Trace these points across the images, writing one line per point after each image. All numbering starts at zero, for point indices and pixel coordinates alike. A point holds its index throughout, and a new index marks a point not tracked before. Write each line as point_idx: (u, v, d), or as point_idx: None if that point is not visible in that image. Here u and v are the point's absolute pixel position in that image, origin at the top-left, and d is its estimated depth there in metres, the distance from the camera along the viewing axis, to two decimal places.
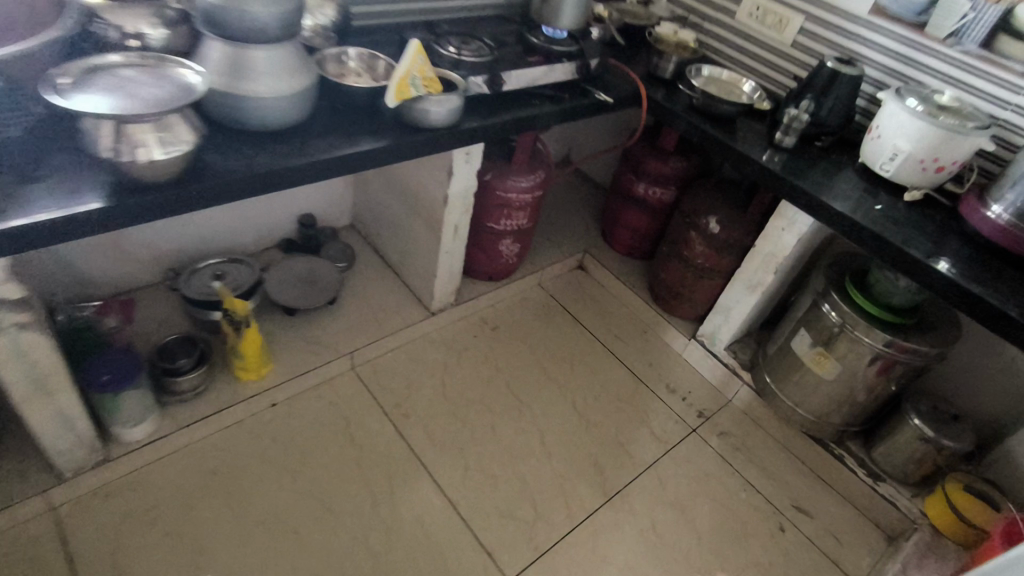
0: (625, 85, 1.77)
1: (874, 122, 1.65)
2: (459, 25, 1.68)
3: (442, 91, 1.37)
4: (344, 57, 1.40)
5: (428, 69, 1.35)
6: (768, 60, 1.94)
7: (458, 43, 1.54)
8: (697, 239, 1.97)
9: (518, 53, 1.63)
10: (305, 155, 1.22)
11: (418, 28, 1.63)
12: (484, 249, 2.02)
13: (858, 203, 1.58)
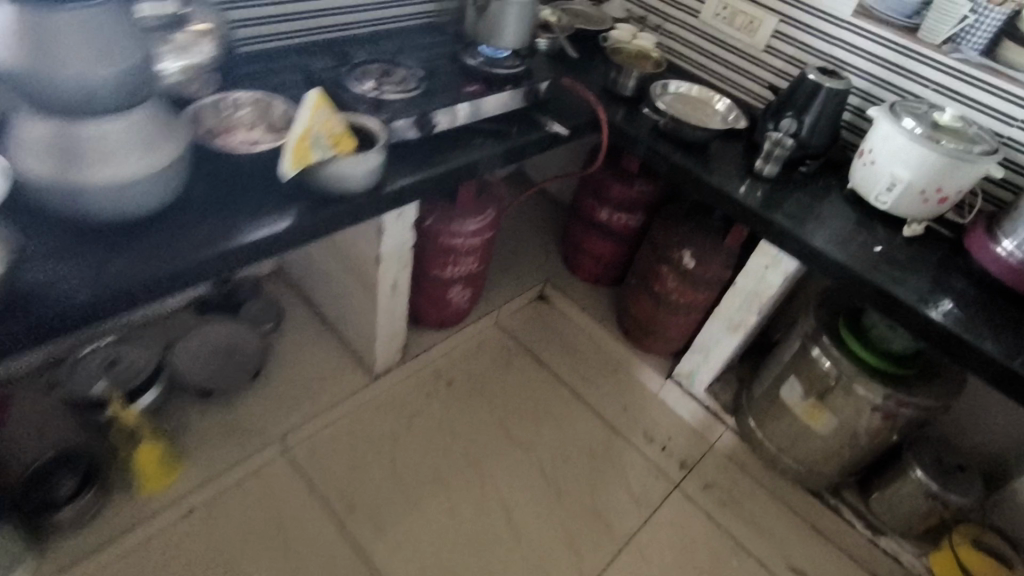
0: (581, 108, 1.51)
1: (865, 144, 1.45)
2: (377, 47, 1.40)
3: (356, 148, 1.09)
4: (229, 106, 1.11)
5: (336, 123, 1.06)
6: (739, 67, 1.71)
7: (376, 75, 1.26)
8: (670, 274, 1.75)
9: (451, 81, 1.35)
10: (167, 259, 0.92)
11: (325, 54, 1.34)
12: (430, 299, 1.76)
13: (854, 241, 1.38)
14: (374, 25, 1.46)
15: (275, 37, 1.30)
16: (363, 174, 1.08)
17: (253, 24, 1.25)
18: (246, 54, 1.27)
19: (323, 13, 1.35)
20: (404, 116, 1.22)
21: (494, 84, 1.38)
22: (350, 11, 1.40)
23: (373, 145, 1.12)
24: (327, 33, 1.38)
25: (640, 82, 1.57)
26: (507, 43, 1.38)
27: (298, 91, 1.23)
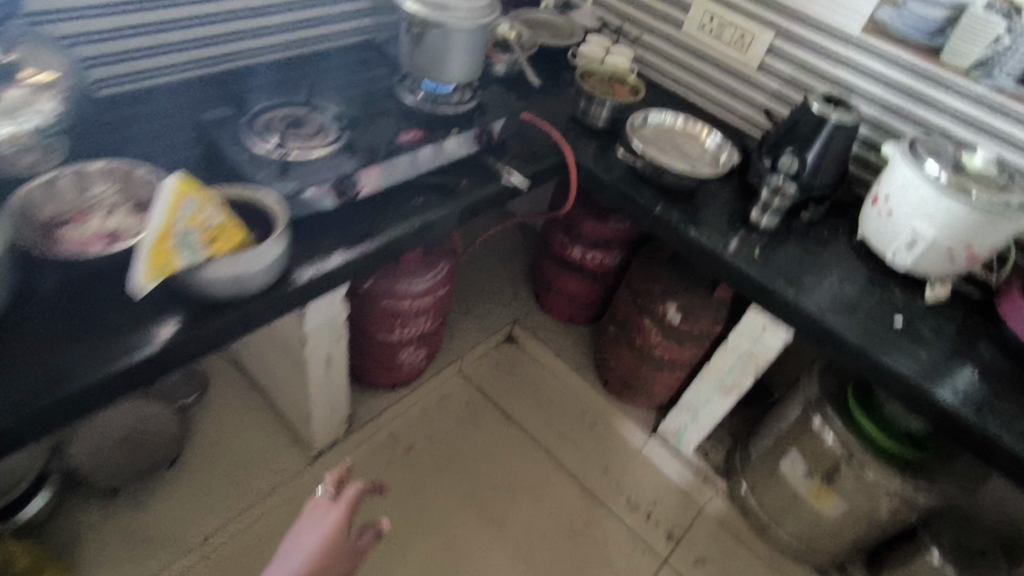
0: (542, 146, 1.27)
1: (877, 187, 1.22)
2: (282, 82, 1.14)
3: (248, 237, 0.84)
4: (78, 184, 0.86)
5: (213, 216, 0.80)
6: (726, 89, 1.48)
7: (283, 127, 1.01)
8: (652, 328, 1.52)
9: (383, 127, 1.11)
10: None
11: (216, 95, 1.08)
12: (378, 362, 1.52)
13: (871, 306, 1.16)
14: (282, 52, 1.20)
15: (140, 75, 1.05)
16: (247, 276, 0.83)
17: (106, 62, 1.00)
18: (102, 98, 1.02)
19: (205, 41, 1.09)
20: (320, 179, 0.97)
21: (437, 127, 1.14)
22: (244, 37, 1.14)
23: (271, 228, 0.88)
24: (212, 64, 1.12)
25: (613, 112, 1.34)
26: (452, 78, 1.13)
27: (177, 149, 0.97)
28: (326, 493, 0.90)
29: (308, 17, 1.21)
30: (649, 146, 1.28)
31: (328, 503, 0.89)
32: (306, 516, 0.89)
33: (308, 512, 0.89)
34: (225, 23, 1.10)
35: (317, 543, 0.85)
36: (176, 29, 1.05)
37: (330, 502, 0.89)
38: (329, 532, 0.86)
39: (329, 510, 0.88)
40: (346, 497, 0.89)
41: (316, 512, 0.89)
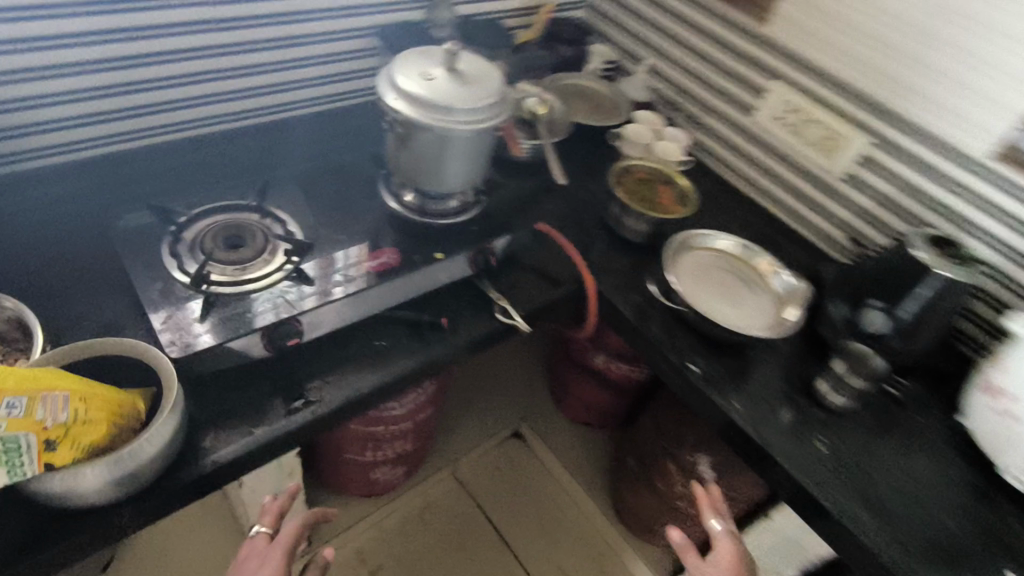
0: (556, 265, 1.01)
1: (993, 369, 0.89)
2: (213, 165, 0.98)
3: (118, 417, 0.63)
4: None
5: (56, 415, 0.58)
6: (800, 197, 1.20)
7: (212, 247, 0.79)
8: (679, 476, 1.26)
9: (352, 245, 0.88)
10: None
11: (136, 177, 0.93)
12: (347, 475, 1.30)
13: (974, 544, 0.84)
14: (251, 111, 1.07)
15: (40, 152, 0.89)
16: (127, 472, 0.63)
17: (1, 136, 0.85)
18: (10, 172, 0.88)
19: (158, 105, 0.95)
20: (242, 333, 0.74)
21: (418, 251, 0.91)
22: (207, 101, 1.00)
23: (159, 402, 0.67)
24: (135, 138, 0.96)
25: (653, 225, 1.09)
26: (450, 184, 0.90)
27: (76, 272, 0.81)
28: (265, 532, 0.88)
29: (258, 84, 1.05)
30: (692, 285, 1.00)
31: (267, 541, 0.87)
32: (243, 559, 0.85)
33: (242, 559, 0.85)
34: (154, 95, 0.94)
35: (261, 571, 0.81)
36: (88, 101, 0.89)
37: (269, 537, 0.87)
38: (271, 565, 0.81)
39: (267, 548, 0.84)
40: (283, 535, 0.85)
41: (253, 552, 0.85)
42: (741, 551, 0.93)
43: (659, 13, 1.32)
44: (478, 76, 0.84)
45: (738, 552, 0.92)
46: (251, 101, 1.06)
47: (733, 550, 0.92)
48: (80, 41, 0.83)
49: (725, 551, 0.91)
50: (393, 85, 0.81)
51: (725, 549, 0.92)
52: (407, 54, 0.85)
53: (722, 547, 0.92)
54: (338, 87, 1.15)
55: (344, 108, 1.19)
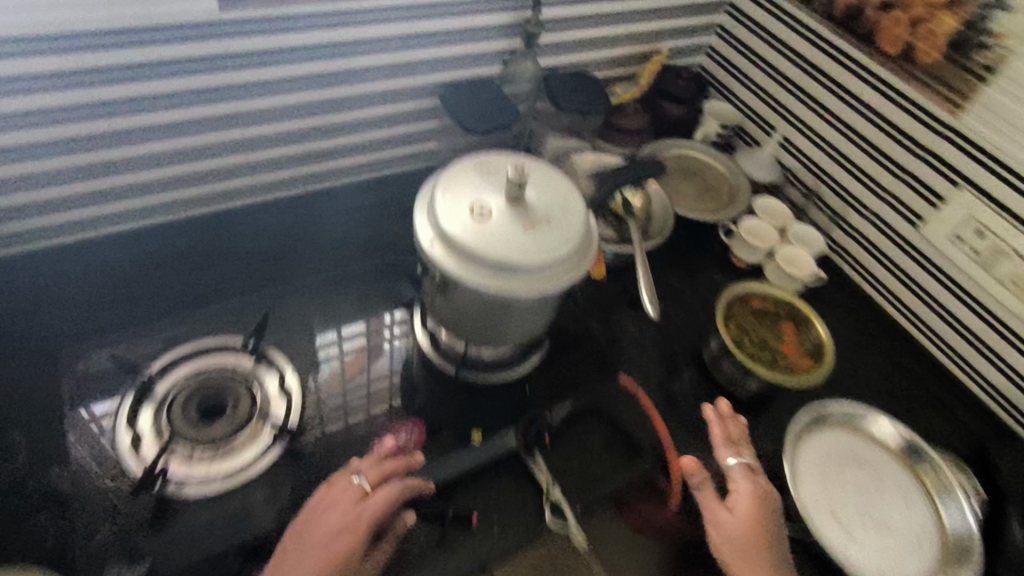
0: (633, 430, 0.76)
1: None
2: (215, 259, 0.80)
3: None
4: None
5: None
6: (977, 347, 0.90)
7: (176, 420, 0.60)
8: None
9: (363, 407, 0.67)
10: None
11: (140, 269, 0.76)
12: None
13: None
14: (290, 181, 0.89)
15: (27, 237, 0.73)
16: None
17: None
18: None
19: (179, 180, 0.79)
20: (198, 552, 0.55)
21: (451, 420, 0.69)
22: (237, 173, 0.83)
23: None
24: (127, 224, 0.79)
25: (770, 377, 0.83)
26: (505, 339, 0.67)
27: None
28: (360, 492, 0.57)
29: (283, 155, 0.85)
30: (829, 497, 0.72)
31: (356, 504, 0.56)
32: (325, 506, 0.56)
33: (321, 504, 0.56)
34: (160, 170, 0.77)
35: (320, 560, 0.52)
36: (76, 180, 0.72)
37: (362, 500, 0.56)
38: (349, 543, 0.53)
39: (350, 518, 0.54)
40: (382, 503, 0.56)
41: (329, 510, 0.55)
42: (771, 497, 0.67)
43: (804, 76, 1.02)
44: (550, 213, 0.60)
45: (765, 497, 0.66)
46: (290, 170, 0.88)
47: (761, 491, 0.66)
48: (84, 111, 0.68)
49: (747, 493, 0.66)
50: (432, 221, 0.58)
51: (749, 489, 0.66)
52: (459, 168, 0.62)
53: (743, 488, 0.67)
54: (383, 155, 0.94)
55: (390, 177, 0.97)
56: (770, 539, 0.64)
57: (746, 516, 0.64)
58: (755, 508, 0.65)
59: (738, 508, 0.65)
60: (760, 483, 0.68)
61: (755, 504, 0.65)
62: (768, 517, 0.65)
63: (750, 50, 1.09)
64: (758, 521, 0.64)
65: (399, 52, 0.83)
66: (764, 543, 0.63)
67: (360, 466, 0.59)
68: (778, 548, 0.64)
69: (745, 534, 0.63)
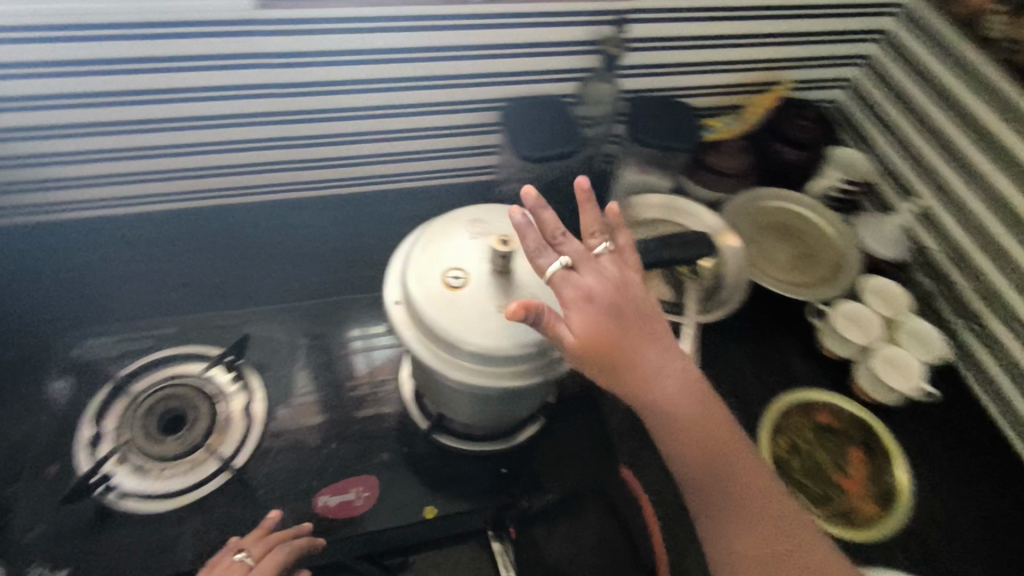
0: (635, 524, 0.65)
1: None
2: (240, 264, 0.80)
3: None
4: None
5: None
6: None
7: (136, 428, 0.59)
8: None
9: (320, 451, 0.63)
10: None
11: (174, 256, 0.77)
12: None
13: None
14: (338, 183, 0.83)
15: (57, 211, 0.70)
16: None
17: (13, 192, 0.66)
18: (29, 228, 0.70)
19: (214, 171, 0.73)
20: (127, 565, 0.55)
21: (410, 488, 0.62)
22: (278, 169, 0.77)
23: None
24: None
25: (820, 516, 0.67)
26: (479, 412, 0.60)
27: (7, 396, 0.68)
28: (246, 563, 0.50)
29: (331, 157, 0.78)
30: None
31: None
32: None
33: None
34: (191, 159, 0.71)
35: None
36: (106, 161, 0.68)
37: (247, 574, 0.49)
38: None
39: None
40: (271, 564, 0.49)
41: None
42: (612, 281, 0.48)
43: (963, 138, 0.79)
44: (536, 292, 0.50)
45: (604, 290, 0.47)
46: (338, 171, 0.81)
47: (596, 281, 0.47)
48: (105, 96, 0.61)
49: (581, 294, 0.47)
50: (401, 282, 0.51)
51: (580, 288, 0.47)
52: (452, 222, 0.54)
53: (570, 289, 0.47)
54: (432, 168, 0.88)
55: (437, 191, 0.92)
56: (629, 330, 0.47)
57: (587, 324, 0.46)
58: (597, 307, 0.47)
59: (575, 322, 0.46)
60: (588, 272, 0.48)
61: (591, 305, 0.46)
62: (614, 310, 0.47)
63: (901, 95, 0.88)
64: (606, 320, 0.46)
65: (461, 60, 0.73)
66: (623, 349, 0.47)
67: (242, 544, 0.52)
68: (646, 326, 0.48)
69: (598, 351, 0.46)
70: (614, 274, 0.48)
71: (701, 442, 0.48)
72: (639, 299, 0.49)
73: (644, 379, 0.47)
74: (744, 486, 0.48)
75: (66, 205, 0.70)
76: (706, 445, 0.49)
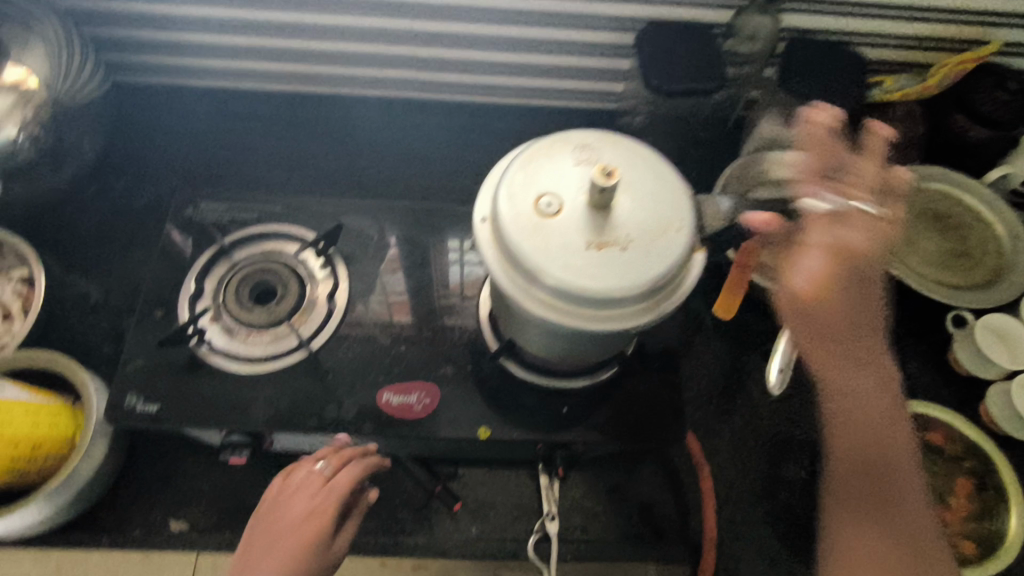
0: (688, 494, 0.67)
1: None
2: (353, 156, 0.82)
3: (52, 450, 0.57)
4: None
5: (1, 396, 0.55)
6: None
7: (231, 293, 0.63)
8: None
9: (390, 350, 0.63)
10: None
11: (292, 136, 0.83)
12: None
13: None
14: (460, 87, 0.83)
15: (206, 74, 0.80)
16: (34, 524, 0.56)
17: (173, 49, 0.76)
18: (191, 88, 0.82)
19: (342, 58, 0.77)
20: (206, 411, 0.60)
21: (469, 403, 0.62)
22: (403, 64, 0.79)
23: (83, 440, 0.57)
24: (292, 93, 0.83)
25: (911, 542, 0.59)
26: (553, 348, 0.57)
27: (131, 240, 0.74)
28: (325, 475, 0.55)
29: (456, 59, 0.78)
30: None
31: (321, 489, 0.54)
32: (287, 494, 0.54)
33: (283, 492, 0.54)
34: (324, 46, 0.75)
35: (287, 546, 0.50)
36: (250, 35, 0.74)
37: (325, 485, 0.54)
38: (318, 529, 0.51)
39: (316, 505, 0.53)
40: (344, 478, 0.55)
41: (288, 497, 0.54)
42: (872, 249, 0.46)
43: None
44: (632, 236, 0.46)
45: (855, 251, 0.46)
46: (462, 74, 0.81)
47: (849, 236, 0.46)
48: None
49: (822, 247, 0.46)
50: (491, 198, 0.49)
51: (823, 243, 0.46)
52: (558, 144, 0.50)
53: (818, 235, 0.47)
54: (552, 86, 0.83)
55: (551, 112, 0.87)
56: (857, 298, 0.46)
57: (823, 272, 0.46)
58: (841, 264, 0.46)
59: (812, 267, 0.46)
60: (847, 229, 0.46)
61: (836, 260, 0.46)
62: (853, 276, 0.46)
63: None
64: (843, 279, 0.46)
65: None
66: (842, 314, 0.47)
67: (321, 454, 0.57)
68: (870, 308, 0.47)
69: (822, 300, 0.46)
70: (877, 241, 0.46)
71: (869, 441, 0.49)
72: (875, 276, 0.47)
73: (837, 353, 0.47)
74: (897, 499, 0.47)
75: (213, 66, 0.78)
76: (870, 442, 0.49)
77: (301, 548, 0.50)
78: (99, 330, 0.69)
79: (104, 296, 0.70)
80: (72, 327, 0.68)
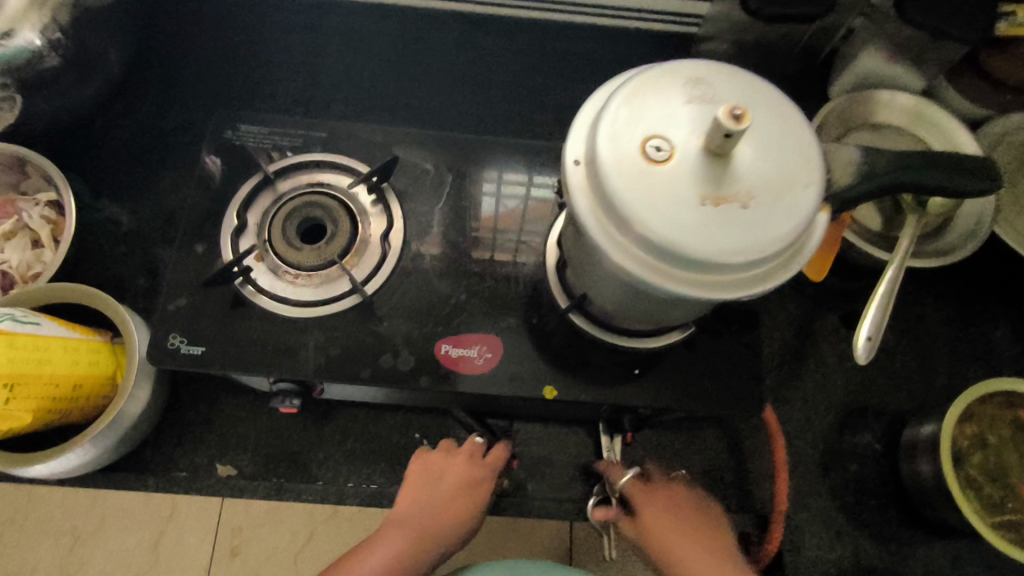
0: (754, 460, 0.64)
1: None
2: (401, 75, 0.75)
3: (97, 379, 0.55)
4: (29, 185, 0.62)
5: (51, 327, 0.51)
6: None
7: (277, 228, 0.58)
8: None
9: (448, 300, 0.58)
10: None
11: (335, 51, 0.75)
12: None
13: None
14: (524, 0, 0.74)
15: None
16: (80, 464, 0.53)
17: None
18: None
19: None
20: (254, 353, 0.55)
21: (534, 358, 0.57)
22: None
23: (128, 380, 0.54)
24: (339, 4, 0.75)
25: (997, 522, 0.56)
26: (635, 308, 0.52)
27: (162, 163, 0.68)
28: (472, 458, 0.58)
29: None
30: None
31: (471, 461, 0.58)
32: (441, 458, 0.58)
33: (441, 452, 0.58)
34: None
35: (441, 504, 0.54)
36: None
37: (475, 459, 0.58)
38: (470, 494, 0.56)
39: (468, 472, 0.57)
40: (493, 456, 0.58)
41: (440, 470, 0.57)
42: (681, 500, 0.56)
43: None
44: (754, 190, 0.40)
45: (676, 499, 0.56)
46: None
47: (660, 495, 0.56)
48: None
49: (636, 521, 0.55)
50: (588, 136, 0.42)
51: (648, 499, 0.55)
52: (669, 75, 0.42)
53: (646, 491, 0.56)
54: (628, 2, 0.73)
55: (621, 35, 0.78)
56: (673, 535, 0.52)
57: (653, 518, 0.53)
58: (660, 513, 0.54)
59: (644, 514, 0.54)
60: (654, 482, 0.57)
61: (655, 509, 0.54)
62: (684, 506, 0.55)
63: None
64: (668, 519, 0.53)
65: None
66: (669, 531, 0.52)
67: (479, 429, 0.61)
68: (690, 536, 0.52)
69: (653, 528, 0.53)
70: (681, 500, 0.55)
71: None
72: (688, 513, 0.54)
73: (677, 537, 0.52)
74: None
75: None
76: None
77: (445, 506, 0.54)
78: (134, 262, 0.64)
79: (137, 227, 0.65)
80: (105, 257, 0.64)
